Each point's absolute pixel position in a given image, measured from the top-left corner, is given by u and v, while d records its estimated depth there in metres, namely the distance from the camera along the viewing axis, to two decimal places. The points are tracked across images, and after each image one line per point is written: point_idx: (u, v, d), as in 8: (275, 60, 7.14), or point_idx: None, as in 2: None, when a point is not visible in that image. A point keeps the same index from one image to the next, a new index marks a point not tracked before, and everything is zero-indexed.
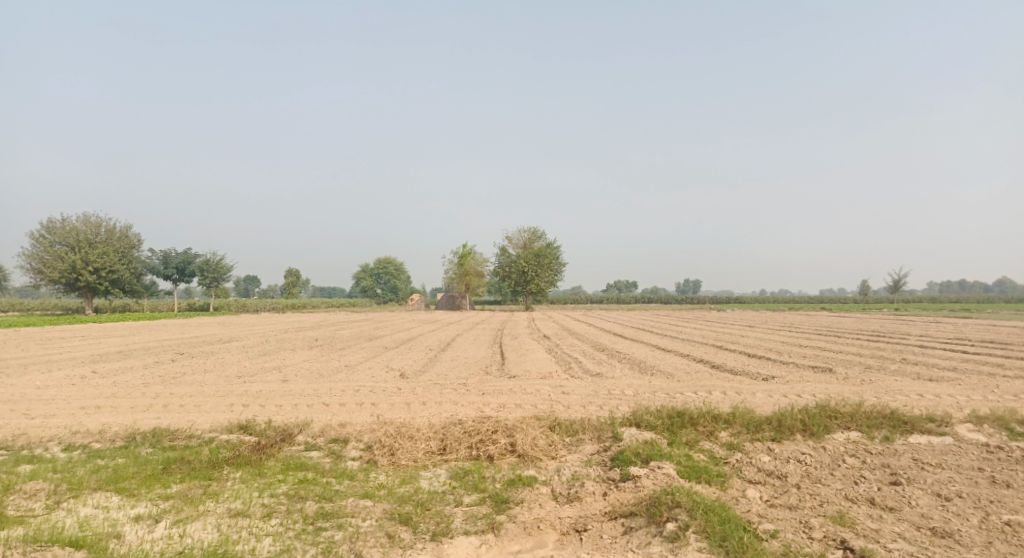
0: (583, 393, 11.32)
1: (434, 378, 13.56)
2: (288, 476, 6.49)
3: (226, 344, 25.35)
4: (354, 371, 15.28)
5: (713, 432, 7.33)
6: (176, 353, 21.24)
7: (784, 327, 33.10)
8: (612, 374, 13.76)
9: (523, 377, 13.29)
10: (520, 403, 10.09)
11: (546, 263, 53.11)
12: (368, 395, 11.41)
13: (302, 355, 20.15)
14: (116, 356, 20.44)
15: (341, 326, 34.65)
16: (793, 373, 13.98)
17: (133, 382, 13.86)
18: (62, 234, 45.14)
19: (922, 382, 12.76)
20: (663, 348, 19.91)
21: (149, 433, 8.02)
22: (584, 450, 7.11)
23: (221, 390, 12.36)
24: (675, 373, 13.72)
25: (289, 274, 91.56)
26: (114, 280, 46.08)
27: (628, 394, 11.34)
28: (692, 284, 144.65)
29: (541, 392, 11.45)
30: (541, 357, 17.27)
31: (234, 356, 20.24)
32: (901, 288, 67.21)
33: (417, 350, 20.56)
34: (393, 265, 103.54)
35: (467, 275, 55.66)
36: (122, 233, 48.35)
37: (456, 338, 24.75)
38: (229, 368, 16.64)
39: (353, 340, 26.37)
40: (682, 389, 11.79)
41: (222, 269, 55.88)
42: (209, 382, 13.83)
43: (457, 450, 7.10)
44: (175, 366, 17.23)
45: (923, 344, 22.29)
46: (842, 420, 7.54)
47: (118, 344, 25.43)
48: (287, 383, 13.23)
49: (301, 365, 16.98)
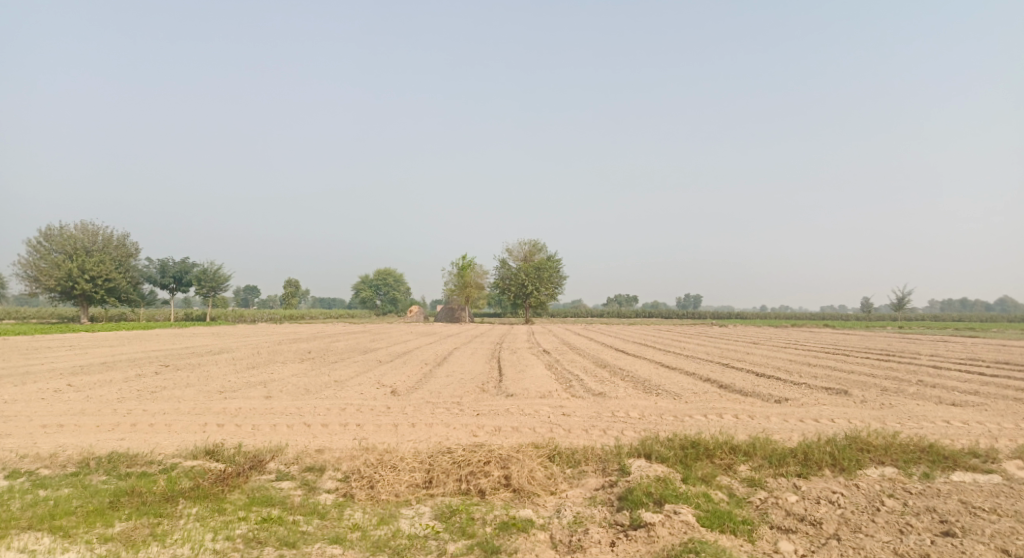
0: (585, 416, 10.56)
1: (427, 396, 12.81)
2: (250, 513, 5.72)
3: (216, 356, 24.54)
4: (343, 387, 14.51)
5: (731, 466, 6.58)
6: (162, 365, 20.46)
7: (789, 344, 32.29)
8: (616, 393, 13.01)
9: (521, 396, 12.54)
10: (518, 428, 9.35)
11: (546, 276, 52.38)
12: (354, 415, 10.65)
13: (292, 369, 19.33)
14: (98, 367, 19.61)
15: (336, 338, 33.91)
16: (807, 395, 13.23)
17: (108, 397, 13.07)
18: (59, 242, 44.49)
19: (946, 406, 11.98)
20: (667, 366, 19.11)
21: (106, 457, 7.26)
22: (588, 485, 6.37)
23: (198, 407, 11.59)
24: (682, 394, 12.95)
25: (289, 284, 91.10)
26: (110, 289, 45.34)
27: (633, 417, 10.59)
28: (694, 299, 143.70)
29: (540, 413, 10.69)
30: (540, 373, 16.50)
31: (221, 369, 19.45)
32: (906, 305, 66.51)
33: (412, 365, 19.81)
34: (393, 277, 102.86)
35: (467, 287, 54.97)
36: (119, 241, 47.69)
37: (453, 352, 23.96)
38: (212, 382, 15.87)
39: (347, 353, 25.58)
40: (691, 412, 11.02)
41: (220, 279, 55.14)
42: (189, 397, 13.05)
43: (444, 483, 6.34)
44: (157, 380, 16.42)
45: (936, 364, 21.53)
46: (876, 453, 6.77)
47: (104, 355, 24.62)
48: (270, 400, 12.46)
49: (290, 380, 16.20)
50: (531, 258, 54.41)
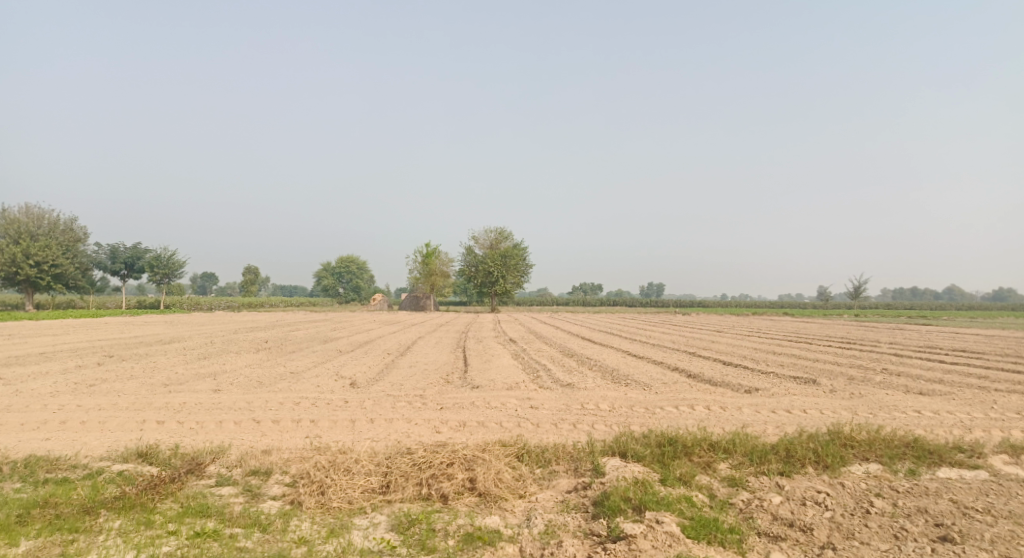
0: (554, 409, 10.10)
1: (388, 388, 12.21)
2: (181, 526, 5.11)
3: (167, 346, 23.40)
4: (300, 379, 13.78)
5: (711, 464, 6.19)
6: (106, 356, 19.33)
7: (752, 333, 32.47)
8: (585, 384, 12.60)
9: (487, 387, 12.04)
10: (483, 423, 8.87)
11: (512, 264, 51.89)
12: (309, 409, 10.02)
13: (246, 360, 18.45)
14: (36, 359, 18.41)
15: (295, 327, 32.91)
16: (777, 384, 13.01)
17: (41, 391, 12.12)
18: (1, 226, 42.18)
19: (916, 396, 11.87)
20: (635, 355, 18.82)
21: (22, 461, 6.51)
22: (559, 487, 5.92)
23: (138, 401, 10.77)
24: (652, 384, 12.62)
25: (249, 272, 88.83)
26: (57, 275, 43.26)
27: (603, 409, 10.20)
28: (656, 286, 145.12)
29: (506, 406, 10.22)
30: (506, 363, 16.03)
31: (169, 360, 18.46)
32: (862, 294, 68.16)
33: (373, 355, 19.12)
34: (357, 264, 101.10)
35: (432, 275, 54.14)
36: (67, 226, 45.54)
37: (417, 341, 23.32)
38: (158, 374, 14.95)
39: (306, 342, 24.71)
40: (662, 404, 10.68)
41: (175, 266, 53.15)
42: (130, 391, 12.18)
43: (403, 487, 5.79)
44: (99, 372, 15.40)
45: (897, 352, 21.77)
46: (859, 449, 6.45)
47: (44, 345, 23.23)
48: (219, 393, 11.69)
49: (242, 372, 15.38)
50: (497, 246, 53.80)
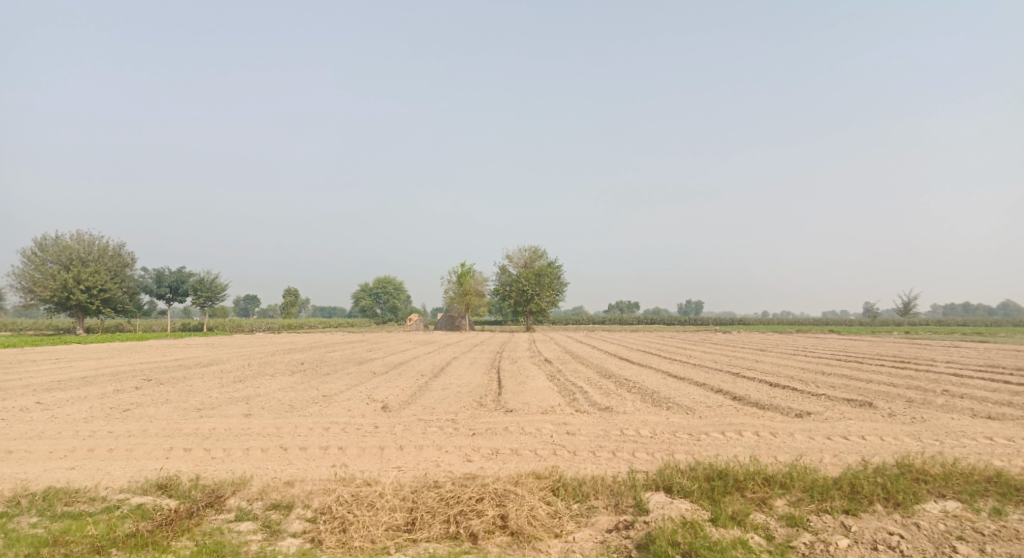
0: (591, 435, 9.60)
1: (419, 412, 11.87)
2: None
3: (204, 368, 23.55)
4: (331, 403, 13.54)
5: (767, 501, 5.63)
6: (145, 379, 19.47)
7: (797, 351, 31.28)
8: (624, 407, 12.04)
9: (521, 411, 11.58)
10: (517, 451, 8.44)
11: (547, 283, 51.44)
12: (338, 435, 9.73)
13: (280, 382, 18.33)
14: (77, 383, 18.61)
15: (331, 348, 32.94)
16: (830, 407, 12.22)
17: (75, 416, 12.09)
18: (54, 252, 43.53)
19: (984, 419, 11.00)
20: (675, 375, 18.13)
21: (42, 493, 6.32)
22: (599, 524, 5.44)
23: (168, 427, 10.62)
24: (695, 407, 12.01)
25: (289, 293, 90.23)
26: (105, 300, 44.38)
27: (644, 435, 9.66)
28: (694, 303, 142.73)
29: (542, 432, 9.75)
30: (542, 385, 15.56)
31: (205, 383, 18.45)
32: (910, 309, 65.66)
33: (407, 376, 18.84)
34: (393, 285, 101.90)
35: (467, 295, 54.05)
36: (115, 251, 46.77)
37: (451, 361, 23.00)
38: (192, 398, 14.88)
39: (341, 364, 24.65)
40: (707, 429, 10.10)
41: (217, 288, 54.08)
42: (161, 416, 12.07)
43: (429, 525, 5.39)
44: (135, 396, 15.43)
45: (955, 371, 20.56)
46: (934, 484, 5.80)
47: (87, 369, 23.58)
48: (249, 418, 11.48)
49: (275, 395, 15.23)
50: (531, 264, 53.49)
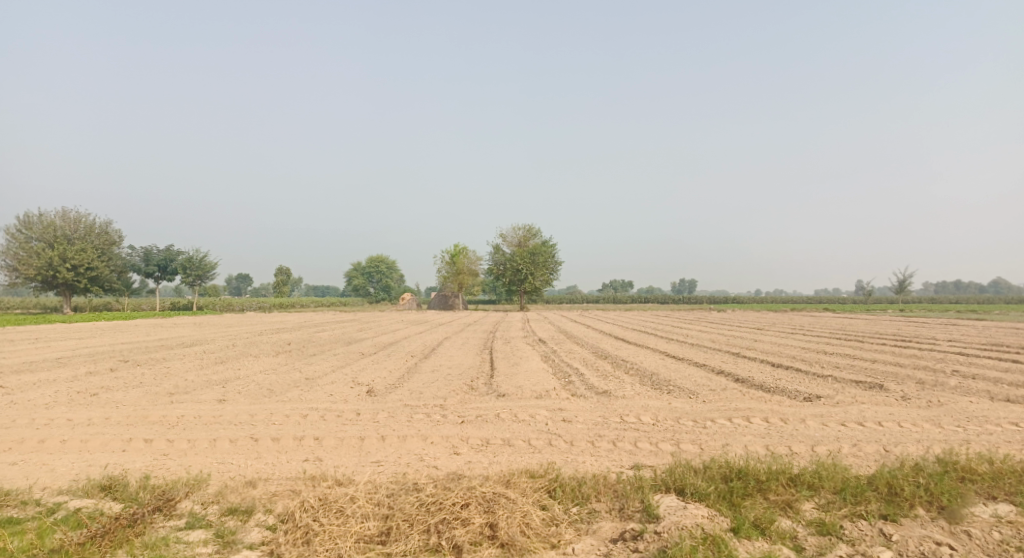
0: (589, 422, 8.90)
1: (405, 397, 11.14)
2: None
3: (187, 349, 22.69)
4: (313, 387, 12.80)
5: (793, 504, 4.93)
6: (123, 361, 18.66)
7: (795, 330, 30.66)
8: (622, 391, 11.34)
9: (513, 396, 10.88)
10: (509, 443, 7.75)
11: (541, 262, 50.67)
12: (315, 424, 8.99)
13: (263, 365, 17.53)
14: (50, 365, 17.75)
15: (321, 328, 32.10)
16: (840, 390, 11.55)
17: (38, 402, 11.31)
18: (38, 229, 42.30)
19: (1004, 404, 10.34)
20: (674, 356, 17.46)
21: None
22: (603, 533, 4.76)
23: (133, 414, 9.85)
24: (698, 391, 11.33)
25: (280, 272, 89.14)
26: (93, 278, 43.33)
27: (646, 423, 8.98)
28: (687, 281, 142.32)
29: (536, 419, 9.07)
30: (536, 367, 14.85)
31: (184, 365, 17.66)
32: (907, 287, 65.25)
33: (395, 357, 18.11)
34: (386, 264, 100.81)
35: (460, 274, 53.34)
36: (102, 229, 45.55)
37: (443, 342, 22.29)
38: (166, 382, 14.09)
39: (329, 344, 23.90)
40: (712, 415, 9.44)
41: (206, 267, 52.98)
42: (130, 402, 11.30)
43: (406, 536, 4.69)
44: (107, 380, 14.63)
45: (961, 351, 19.96)
46: (983, 485, 5.11)
47: (66, 350, 22.68)
48: (222, 404, 10.72)
49: (255, 378, 14.46)
50: (525, 243, 52.67)
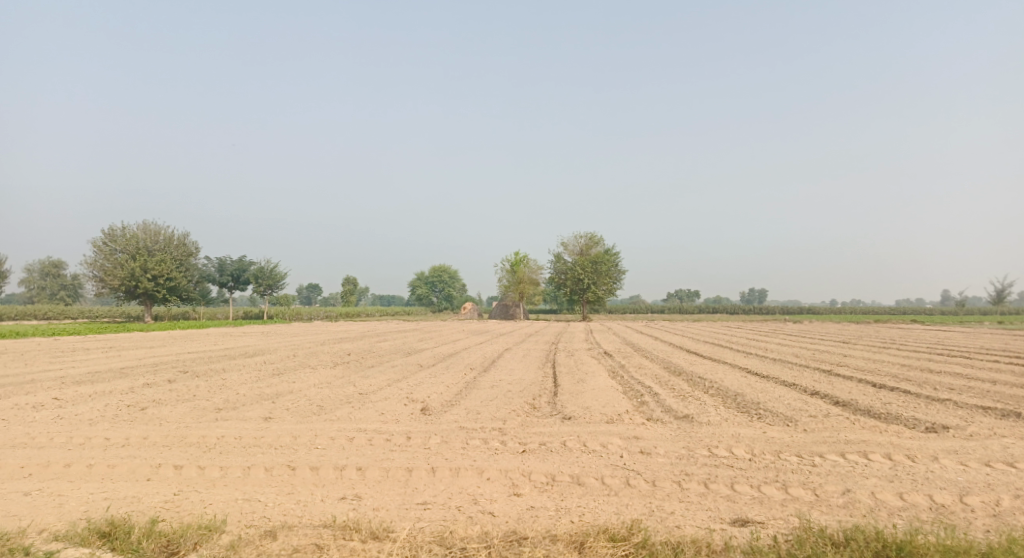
0: (672, 455, 7.60)
1: (461, 418, 10.07)
2: None
3: (248, 360, 22.42)
4: (364, 403, 11.94)
5: None
6: (183, 372, 18.43)
7: (886, 343, 28.04)
8: (706, 415, 9.94)
9: (581, 420, 9.67)
10: (577, 482, 6.56)
11: (603, 271, 49.14)
12: (360, 450, 8.02)
13: (318, 377, 16.85)
14: (113, 375, 17.61)
15: (382, 338, 31.62)
16: (970, 419, 9.76)
17: (85, 417, 10.82)
18: (122, 242, 43.85)
19: None
20: (757, 374, 15.77)
21: None
22: None
23: (172, 433, 9.16)
24: (797, 418, 9.78)
25: (347, 282, 90.49)
26: (172, 288, 44.59)
27: (741, 457, 7.59)
28: (758, 292, 137.42)
29: (609, 450, 7.83)
30: (604, 384, 13.54)
31: (241, 377, 17.21)
32: (1005, 296, 60.06)
33: (454, 371, 17.14)
34: (448, 274, 100.90)
35: (521, 283, 52.46)
36: (180, 241, 46.91)
37: (504, 354, 21.24)
38: (218, 395, 13.52)
39: (388, 355, 23.25)
40: (821, 449, 7.97)
41: (277, 277, 53.91)
42: (175, 418, 10.68)
43: None
44: (162, 392, 14.23)
45: None
46: None
47: (134, 359, 22.81)
48: (266, 423, 9.94)
49: (308, 392, 13.73)
50: (588, 252, 51.11)
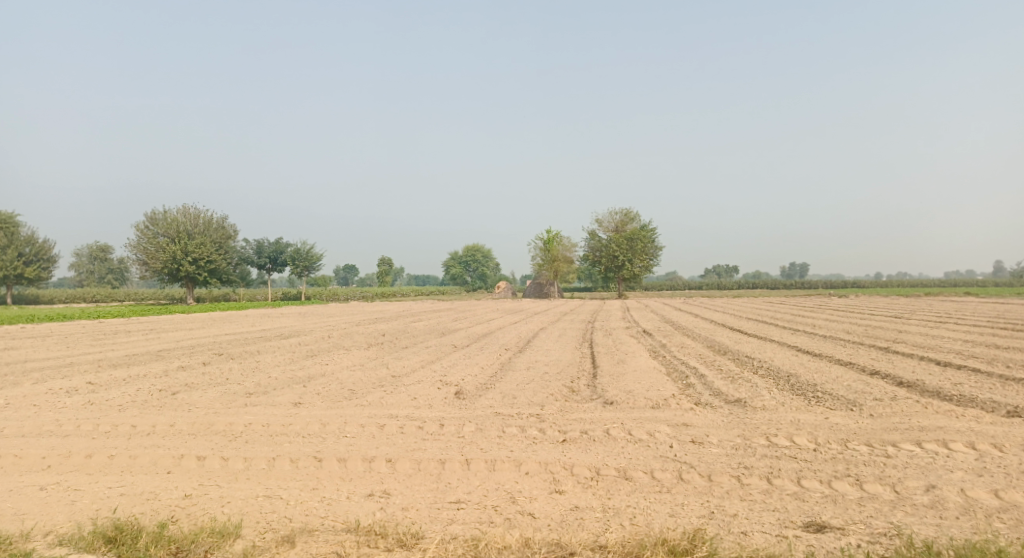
0: (729, 446, 6.93)
1: (497, 403, 9.53)
2: None
3: (283, 341, 22.34)
4: (397, 387, 11.52)
5: None
6: (218, 355, 18.34)
7: (941, 318, 26.65)
8: (760, 399, 9.21)
9: (625, 404, 9.04)
10: (624, 478, 5.96)
11: (639, 247, 48.05)
12: (389, 439, 7.54)
13: (351, 359, 16.55)
14: (150, 358, 17.60)
15: (416, 317, 31.33)
16: None
17: (116, 403, 10.63)
18: (163, 225, 44.38)
19: None
20: (808, 353, 14.87)
21: None
22: None
23: (199, 421, 8.86)
24: (860, 401, 8.99)
25: (382, 263, 90.94)
26: (212, 271, 45.11)
27: (805, 447, 6.88)
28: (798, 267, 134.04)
29: (658, 440, 7.19)
30: (645, 365, 12.87)
31: (275, 359, 17.02)
32: None
33: (489, 351, 16.66)
34: (482, 253, 100.55)
35: (555, 261, 51.75)
36: (220, 223, 47.28)
37: (540, 332, 20.71)
38: (251, 379, 13.28)
39: (422, 336, 22.92)
40: (895, 438, 7.18)
41: (314, 258, 54.17)
42: (204, 404, 10.40)
43: None
44: (194, 375, 14.07)
45: None
46: None
47: (172, 342, 22.91)
48: (296, 409, 9.56)
49: (340, 375, 13.39)
50: (623, 228, 50.08)
